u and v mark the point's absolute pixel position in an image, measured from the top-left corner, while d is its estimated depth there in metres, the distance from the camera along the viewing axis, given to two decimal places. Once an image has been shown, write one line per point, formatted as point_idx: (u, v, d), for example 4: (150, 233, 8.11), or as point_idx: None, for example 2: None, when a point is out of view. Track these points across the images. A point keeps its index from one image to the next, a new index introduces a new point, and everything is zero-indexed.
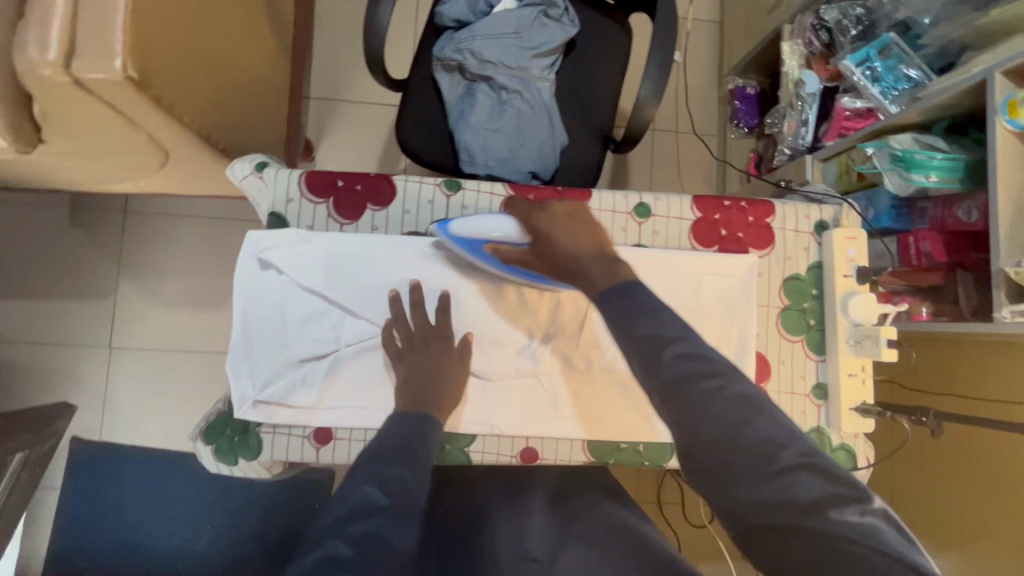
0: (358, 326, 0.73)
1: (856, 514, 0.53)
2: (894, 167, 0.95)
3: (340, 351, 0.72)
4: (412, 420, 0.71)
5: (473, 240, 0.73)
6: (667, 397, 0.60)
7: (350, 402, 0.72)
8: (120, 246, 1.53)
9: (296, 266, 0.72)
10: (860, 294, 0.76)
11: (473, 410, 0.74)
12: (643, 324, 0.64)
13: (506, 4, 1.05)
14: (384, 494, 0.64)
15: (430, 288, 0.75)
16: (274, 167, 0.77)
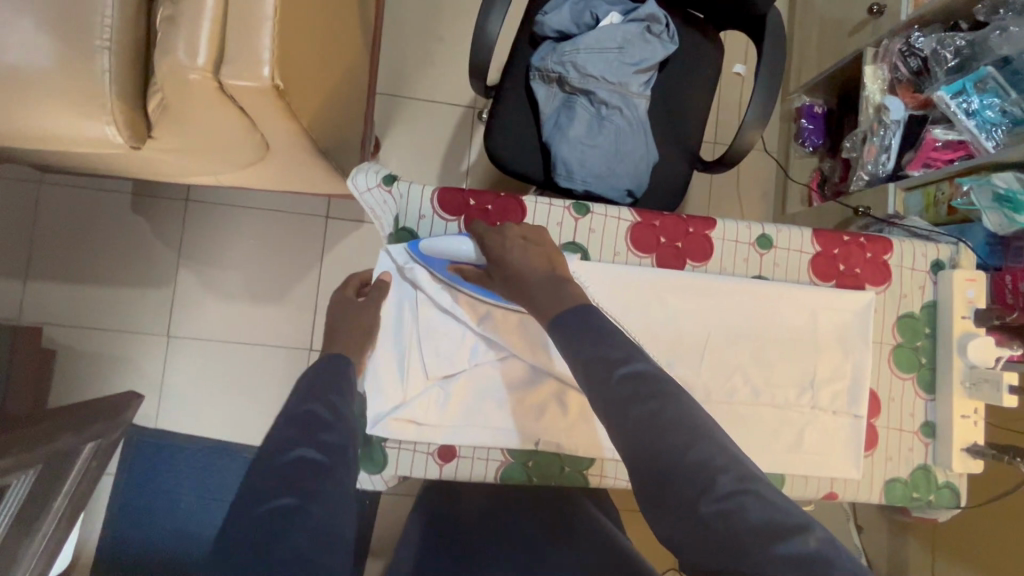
0: (488, 345, 0.75)
1: (794, 543, 0.52)
2: (998, 206, 0.97)
3: (468, 369, 0.74)
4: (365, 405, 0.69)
5: (438, 262, 0.75)
6: (613, 417, 0.59)
7: (475, 420, 0.74)
8: (179, 234, 1.52)
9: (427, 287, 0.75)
10: (979, 337, 0.77)
11: (595, 433, 0.75)
12: (592, 342, 0.63)
13: (611, 18, 1.04)
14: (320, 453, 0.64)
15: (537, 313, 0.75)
16: (402, 181, 0.79)
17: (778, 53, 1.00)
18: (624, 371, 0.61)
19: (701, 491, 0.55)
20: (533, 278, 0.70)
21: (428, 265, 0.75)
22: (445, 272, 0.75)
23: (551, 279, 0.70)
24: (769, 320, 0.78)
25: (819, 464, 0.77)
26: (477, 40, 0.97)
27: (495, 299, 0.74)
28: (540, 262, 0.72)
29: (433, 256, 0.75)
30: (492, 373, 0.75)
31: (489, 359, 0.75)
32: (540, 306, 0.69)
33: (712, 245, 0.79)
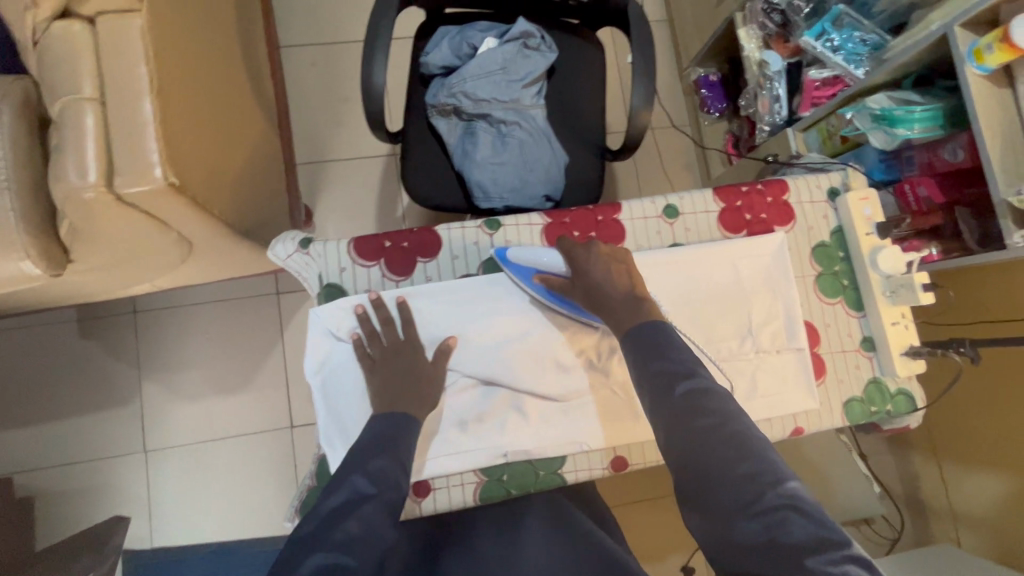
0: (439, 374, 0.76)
1: (837, 561, 0.51)
2: (877, 126, 1.02)
3: None
4: (389, 419, 0.69)
5: (524, 269, 0.78)
6: (671, 429, 0.60)
7: (441, 449, 0.75)
8: (134, 347, 1.50)
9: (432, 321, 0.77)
10: (885, 248, 0.82)
11: (559, 431, 0.77)
12: (658, 358, 0.65)
13: (488, 43, 1.09)
14: (371, 483, 0.63)
15: (481, 330, 0.77)
16: (319, 241, 0.80)
17: (646, 37, 1.06)
18: (686, 387, 0.62)
19: (748, 505, 0.55)
20: (618, 299, 0.72)
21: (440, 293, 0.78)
22: (533, 283, 0.77)
23: (629, 298, 0.72)
24: (696, 281, 0.81)
25: (777, 403, 0.81)
26: (367, 94, 1.02)
27: (580, 313, 0.77)
28: (624, 281, 0.74)
29: (522, 266, 0.78)
30: (449, 399, 0.76)
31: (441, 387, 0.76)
32: (619, 320, 0.71)
33: (624, 226, 0.83)
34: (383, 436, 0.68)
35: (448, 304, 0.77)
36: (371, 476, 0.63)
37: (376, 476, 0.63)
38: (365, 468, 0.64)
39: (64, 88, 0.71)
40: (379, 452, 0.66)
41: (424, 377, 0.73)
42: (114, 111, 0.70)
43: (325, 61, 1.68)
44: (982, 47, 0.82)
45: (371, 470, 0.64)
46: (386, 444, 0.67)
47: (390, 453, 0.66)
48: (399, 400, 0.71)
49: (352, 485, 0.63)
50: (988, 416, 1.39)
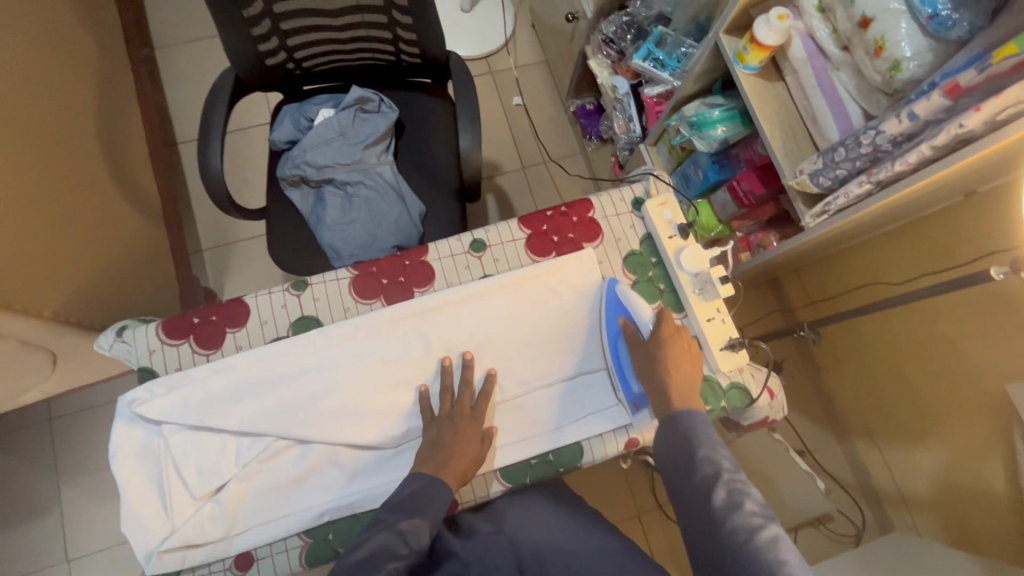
0: (252, 441, 0.76)
1: None
2: (693, 132, 1.06)
3: (236, 474, 0.74)
4: (423, 484, 0.71)
5: (618, 307, 0.81)
6: (704, 534, 0.60)
7: (258, 519, 0.74)
8: (53, 455, 1.50)
9: (454, 338, 0.81)
10: (687, 248, 0.84)
11: (378, 480, 0.77)
12: (688, 460, 0.65)
13: (324, 113, 1.16)
14: (403, 542, 0.66)
15: (289, 395, 0.77)
16: (134, 327, 0.81)
17: (469, 84, 1.13)
18: (723, 491, 0.61)
19: None
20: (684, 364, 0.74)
21: (484, 299, 0.83)
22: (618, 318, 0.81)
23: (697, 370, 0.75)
24: (509, 311, 0.83)
25: (603, 417, 0.81)
26: (207, 178, 1.07)
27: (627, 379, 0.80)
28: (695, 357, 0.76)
29: (627, 304, 0.80)
30: (266, 465, 0.75)
31: (254, 455, 0.75)
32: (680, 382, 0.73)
33: (432, 268, 0.85)
34: (416, 495, 0.70)
35: (472, 336, 0.82)
36: (405, 534, 0.66)
37: (410, 538, 0.66)
38: (395, 527, 0.67)
39: None
40: (410, 511, 0.69)
41: (468, 451, 0.75)
42: None
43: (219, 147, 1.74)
44: (741, 49, 0.87)
45: (401, 529, 0.67)
46: (414, 505, 0.69)
47: (421, 516, 0.68)
48: (425, 469, 0.73)
49: (386, 535, 0.66)
50: (893, 384, 1.44)
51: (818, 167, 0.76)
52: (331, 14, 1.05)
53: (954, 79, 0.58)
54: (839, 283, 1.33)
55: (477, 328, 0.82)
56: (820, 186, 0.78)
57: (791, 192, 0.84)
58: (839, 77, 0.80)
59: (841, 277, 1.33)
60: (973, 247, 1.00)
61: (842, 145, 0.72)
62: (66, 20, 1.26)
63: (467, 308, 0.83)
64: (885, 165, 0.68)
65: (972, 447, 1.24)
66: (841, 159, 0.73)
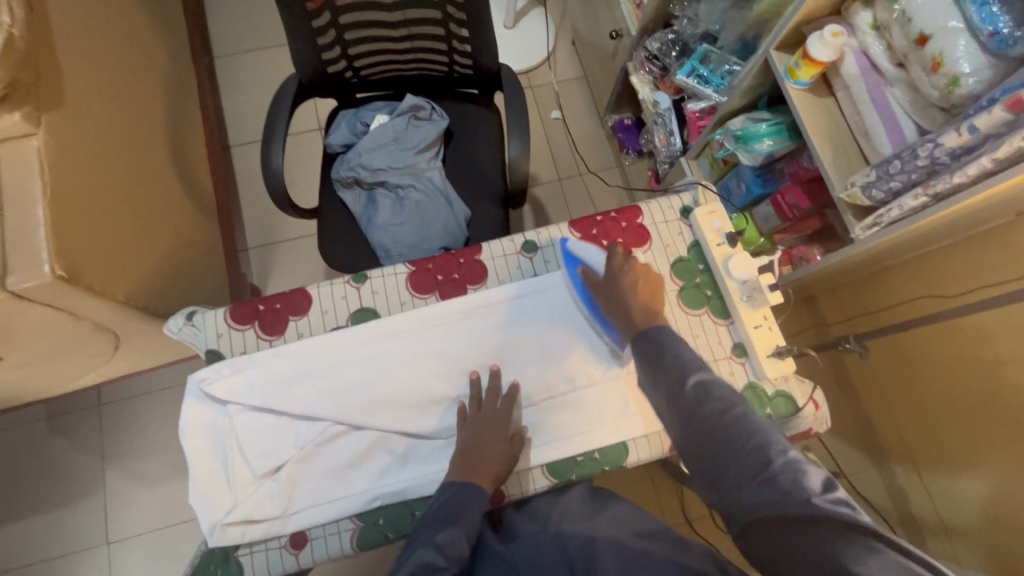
0: (310, 425, 0.79)
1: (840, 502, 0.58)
2: (739, 145, 1.08)
3: (295, 456, 0.77)
4: (460, 488, 0.73)
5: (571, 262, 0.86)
6: (685, 417, 0.69)
7: (313, 501, 0.77)
8: (100, 439, 1.56)
9: (492, 339, 0.84)
10: (735, 256, 0.86)
11: (429, 469, 0.79)
12: (667, 356, 0.73)
13: (380, 119, 1.21)
14: (441, 556, 0.68)
15: (348, 383, 0.80)
16: (203, 312, 0.86)
17: (519, 95, 1.17)
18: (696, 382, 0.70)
19: (758, 472, 0.62)
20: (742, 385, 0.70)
21: (514, 304, 0.85)
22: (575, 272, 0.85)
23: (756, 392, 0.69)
24: (558, 309, 0.85)
25: (649, 418, 0.82)
26: (269, 177, 1.13)
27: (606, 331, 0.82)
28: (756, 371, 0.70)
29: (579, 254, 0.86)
30: (323, 448, 0.78)
31: (311, 438, 0.78)
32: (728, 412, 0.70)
33: (485, 266, 0.88)
34: (454, 500, 0.72)
35: (508, 340, 0.84)
36: (441, 548, 0.68)
37: (447, 550, 0.68)
38: (432, 541, 0.69)
39: None
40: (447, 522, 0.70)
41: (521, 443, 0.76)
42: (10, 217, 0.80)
43: None
44: (792, 65, 0.90)
45: (438, 542, 0.69)
46: (449, 516, 0.71)
47: (457, 526, 0.70)
48: (478, 460, 0.75)
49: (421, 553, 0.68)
50: (937, 405, 1.40)
51: (871, 179, 0.77)
52: (392, 26, 1.11)
53: (1016, 93, 0.59)
54: (881, 299, 1.32)
55: (512, 331, 0.84)
56: (872, 199, 0.80)
57: (841, 204, 0.85)
58: (892, 93, 0.81)
59: (885, 294, 1.32)
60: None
61: (897, 157, 0.73)
62: (142, 29, 1.35)
63: (498, 310, 0.85)
64: (943, 178, 0.69)
65: (1021, 472, 1.20)
66: (896, 172, 0.74)
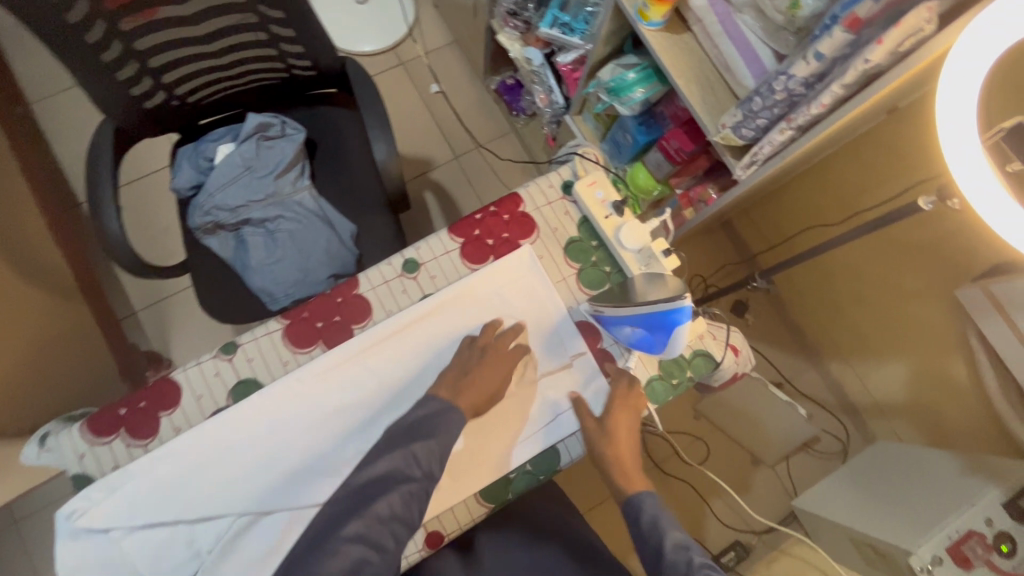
0: (212, 526, 0.71)
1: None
2: (613, 98, 1.02)
3: (202, 564, 0.69)
4: (434, 413, 0.70)
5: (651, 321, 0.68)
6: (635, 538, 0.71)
7: None
8: (26, 558, 1.42)
9: (417, 356, 0.78)
10: (625, 226, 0.81)
11: None
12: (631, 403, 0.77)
13: (224, 149, 1.07)
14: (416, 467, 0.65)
15: (246, 469, 0.73)
16: (56, 432, 0.74)
17: (372, 90, 1.05)
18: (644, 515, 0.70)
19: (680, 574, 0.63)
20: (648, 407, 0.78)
21: (430, 309, 0.79)
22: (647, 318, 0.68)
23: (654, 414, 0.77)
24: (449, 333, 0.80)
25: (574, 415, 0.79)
26: (109, 246, 0.98)
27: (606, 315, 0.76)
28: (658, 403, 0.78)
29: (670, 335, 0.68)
30: (231, 548, 0.70)
31: (217, 541, 0.70)
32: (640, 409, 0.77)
33: (367, 300, 0.80)
34: (430, 421, 0.69)
35: (429, 358, 0.78)
36: (418, 458, 0.65)
37: (421, 461, 0.65)
38: (409, 448, 0.66)
39: None
40: (421, 436, 0.67)
41: None
42: None
43: (128, 199, 1.61)
44: (641, 6, 0.83)
45: (414, 452, 0.66)
46: (428, 429, 0.68)
47: (434, 440, 0.67)
48: None
49: (398, 455, 0.66)
50: (853, 303, 1.46)
51: (739, 119, 0.73)
52: (203, 39, 0.96)
53: (852, 11, 0.55)
54: (794, 214, 1.34)
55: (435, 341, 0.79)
56: (745, 138, 0.76)
57: (719, 146, 0.81)
58: (743, 19, 0.76)
59: (796, 209, 1.33)
60: (922, 164, 1.01)
61: (757, 94, 0.69)
62: None
63: (418, 318, 0.79)
64: (801, 110, 0.66)
65: (937, 351, 1.29)
66: (759, 109, 0.70)
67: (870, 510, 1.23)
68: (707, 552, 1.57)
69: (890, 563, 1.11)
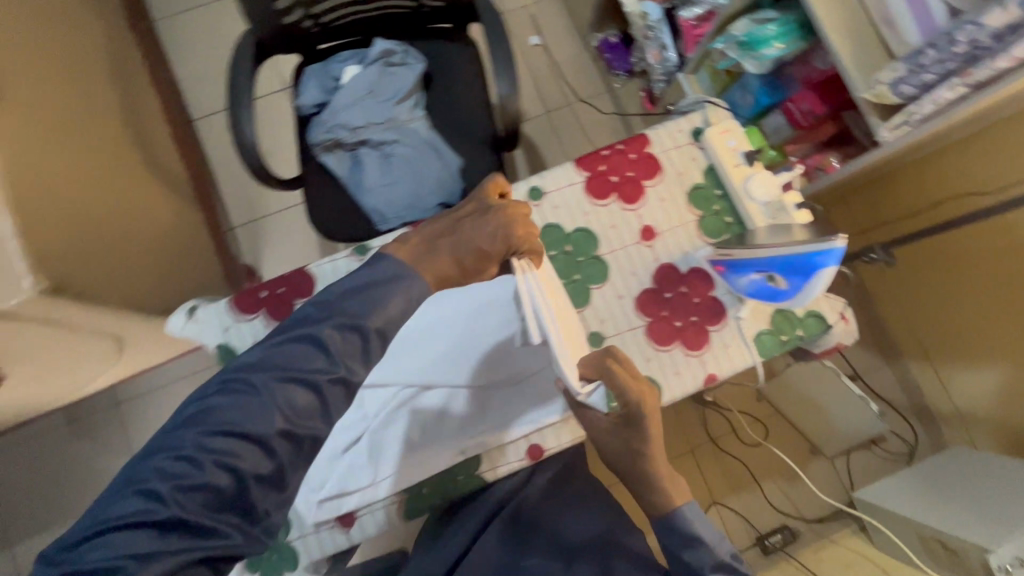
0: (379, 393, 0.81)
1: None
2: (744, 53, 0.98)
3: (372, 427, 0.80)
4: (391, 277, 0.61)
5: (801, 263, 0.66)
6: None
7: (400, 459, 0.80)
8: (127, 436, 1.57)
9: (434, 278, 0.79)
10: (755, 176, 0.81)
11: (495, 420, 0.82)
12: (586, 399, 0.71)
13: (351, 71, 1.11)
14: (328, 359, 0.55)
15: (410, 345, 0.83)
16: (203, 306, 0.82)
17: (499, 23, 1.06)
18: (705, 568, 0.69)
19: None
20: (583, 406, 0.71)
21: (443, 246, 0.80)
22: (797, 258, 0.67)
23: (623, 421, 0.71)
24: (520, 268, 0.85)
25: (680, 355, 0.81)
26: (243, 150, 1.04)
27: (742, 257, 0.74)
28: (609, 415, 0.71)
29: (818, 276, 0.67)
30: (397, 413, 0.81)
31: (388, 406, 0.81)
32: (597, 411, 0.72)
33: None
34: (377, 288, 0.59)
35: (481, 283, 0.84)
36: (341, 344, 0.56)
37: (338, 344, 0.56)
38: (332, 324, 0.56)
39: None
40: (362, 305, 0.58)
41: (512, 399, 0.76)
42: None
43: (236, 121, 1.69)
44: None
45: (341, 328, 0.56)
46: (375, 294, 0.59)
47: (369, 318, 0.57)
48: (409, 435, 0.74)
49: (304, 346, 0.55)
50: (950, 304, 1.40)
51: (902, 74, 0.71)
52: None
53: None
54: (905, 202, 1.29)
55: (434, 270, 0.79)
56: (901, 96, 0.75)
57: (864, 106, 0.80)
58: None
59: (911, 197, 1.29)
60: None
61: (932, 46, 0.66)
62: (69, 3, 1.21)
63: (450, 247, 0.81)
64: (984, 64, 0.64)
65: None
66: (930, 62, 0.67)
67: (943, 511, 1.20)
68: (754, 531, 1.59)
69: (963, 562, 1.09)
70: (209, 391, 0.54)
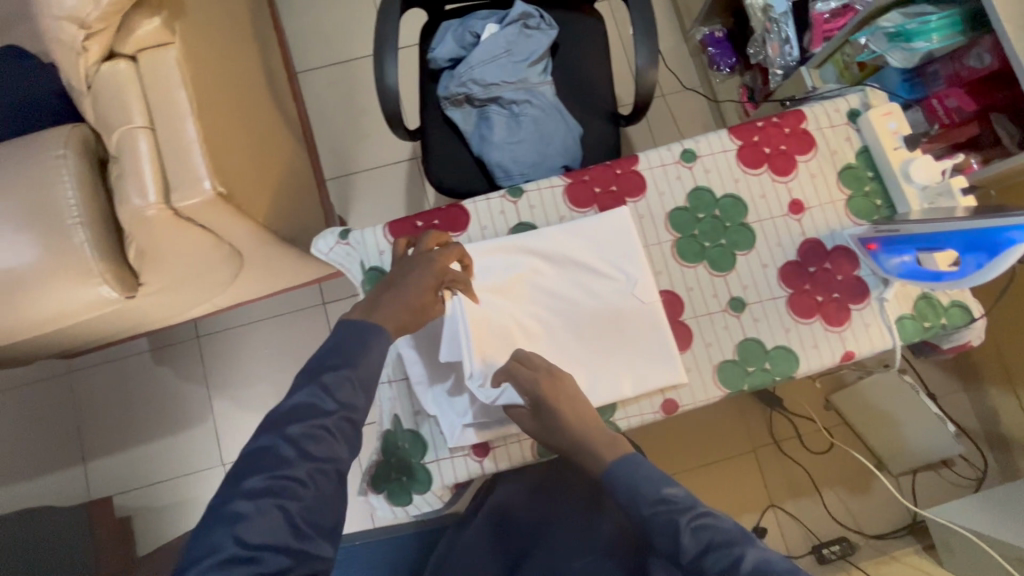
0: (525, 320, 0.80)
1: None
2: (894, 44, 1.00)
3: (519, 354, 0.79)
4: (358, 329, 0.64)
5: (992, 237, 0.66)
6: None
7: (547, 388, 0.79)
8: (204, 369, 1.61)
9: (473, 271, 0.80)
10: (916, 159, 0.80)
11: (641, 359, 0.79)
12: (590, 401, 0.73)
13: (490, 29, 1.13)
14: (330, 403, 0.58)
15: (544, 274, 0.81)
16: (356, 230, 0.86)
17: None
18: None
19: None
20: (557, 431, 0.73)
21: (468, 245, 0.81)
22: (988, 231, 0.66)
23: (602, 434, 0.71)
24: (599, 220, 0.82)
25: (819, 328, 0.81)
26: (382, 93, 1.07)
27: (913, 233, 0.73)
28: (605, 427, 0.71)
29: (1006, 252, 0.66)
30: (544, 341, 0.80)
31: (535, 335, 0.80)
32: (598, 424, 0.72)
33: (644, 178, 0.85)
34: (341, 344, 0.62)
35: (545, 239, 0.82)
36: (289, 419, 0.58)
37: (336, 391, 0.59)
38: (319, 381, 0.59)
39: (117, 120, 0.79)
40: (341, 360, 0.61)
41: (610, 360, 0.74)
42: (162, 133, 0.78)
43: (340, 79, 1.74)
44: None
45: (325, 381, 0.59)
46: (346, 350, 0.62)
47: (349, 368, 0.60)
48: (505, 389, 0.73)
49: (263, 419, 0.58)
50: None
51: None
52: None
53: None
54: None
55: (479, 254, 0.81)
56: None
57: None
58: None
59: None
60: None
61: None
62: None
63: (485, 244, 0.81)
64: None
65: None
66: None
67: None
68: (812, 539, 1.57)
69: None
70: (238, 459, 0.56)
